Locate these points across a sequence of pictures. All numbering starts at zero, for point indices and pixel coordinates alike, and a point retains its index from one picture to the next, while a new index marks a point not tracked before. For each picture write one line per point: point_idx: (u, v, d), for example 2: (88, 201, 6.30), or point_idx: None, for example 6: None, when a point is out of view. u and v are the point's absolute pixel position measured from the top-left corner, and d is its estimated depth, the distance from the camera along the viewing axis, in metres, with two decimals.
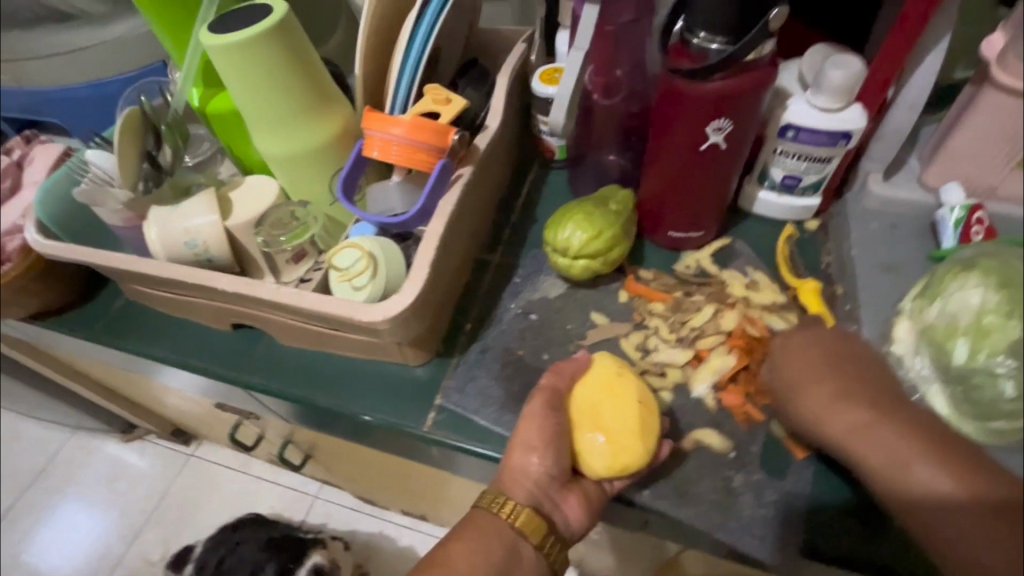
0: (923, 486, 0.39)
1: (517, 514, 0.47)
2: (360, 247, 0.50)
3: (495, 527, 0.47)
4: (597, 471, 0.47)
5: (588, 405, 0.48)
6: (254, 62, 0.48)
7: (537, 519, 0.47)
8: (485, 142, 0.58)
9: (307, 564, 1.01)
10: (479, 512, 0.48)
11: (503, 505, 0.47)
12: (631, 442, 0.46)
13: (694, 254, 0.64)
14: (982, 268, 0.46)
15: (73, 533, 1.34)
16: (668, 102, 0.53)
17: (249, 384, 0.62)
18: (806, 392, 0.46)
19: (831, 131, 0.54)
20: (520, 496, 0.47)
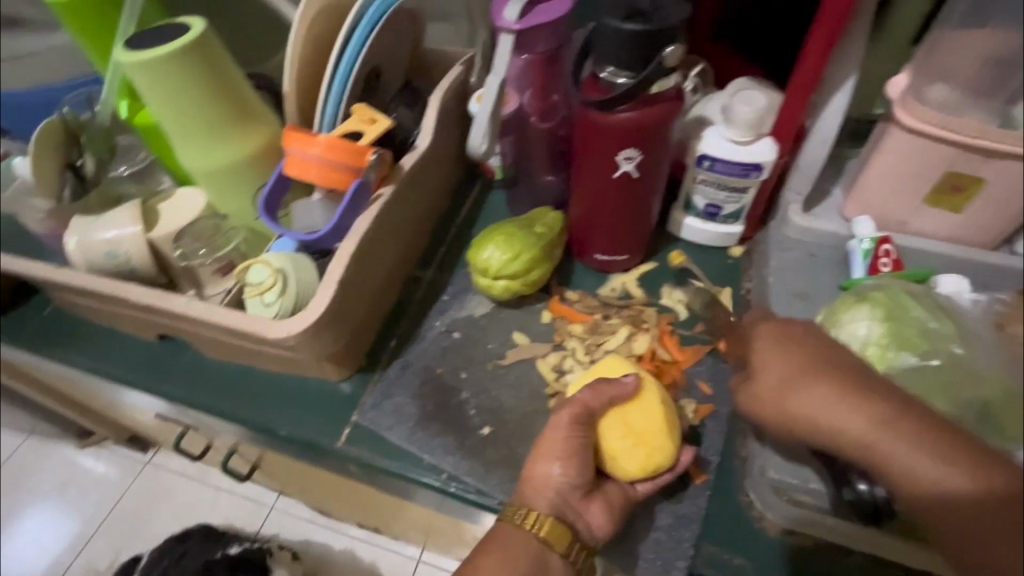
0: (937, 491, 0.36)
1: (544, 527, 0.45)
2: (270, 263, 0.51)
3: (520, 541, 0.45)
4: (630, 473, 0.47)
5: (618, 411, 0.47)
6: (168, 79, 0.49)
7: (562, 527, 0.45)
8: (412, 161, 0.59)
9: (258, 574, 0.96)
10: (506, 523, 0.46)
11: (530, 517, 0.45)
12: (663, 441, 0.46)
13: (620, 277, 0.65)
14: (872, 301, 0.48)
15: (21, 540, 1.31)
16: (582, 130, 0.54)
17: (170, 396, 0.62)
18: (804, 395, 0.43)
19: (742, 163, 0.56)
20: (544, 506, 0.45)
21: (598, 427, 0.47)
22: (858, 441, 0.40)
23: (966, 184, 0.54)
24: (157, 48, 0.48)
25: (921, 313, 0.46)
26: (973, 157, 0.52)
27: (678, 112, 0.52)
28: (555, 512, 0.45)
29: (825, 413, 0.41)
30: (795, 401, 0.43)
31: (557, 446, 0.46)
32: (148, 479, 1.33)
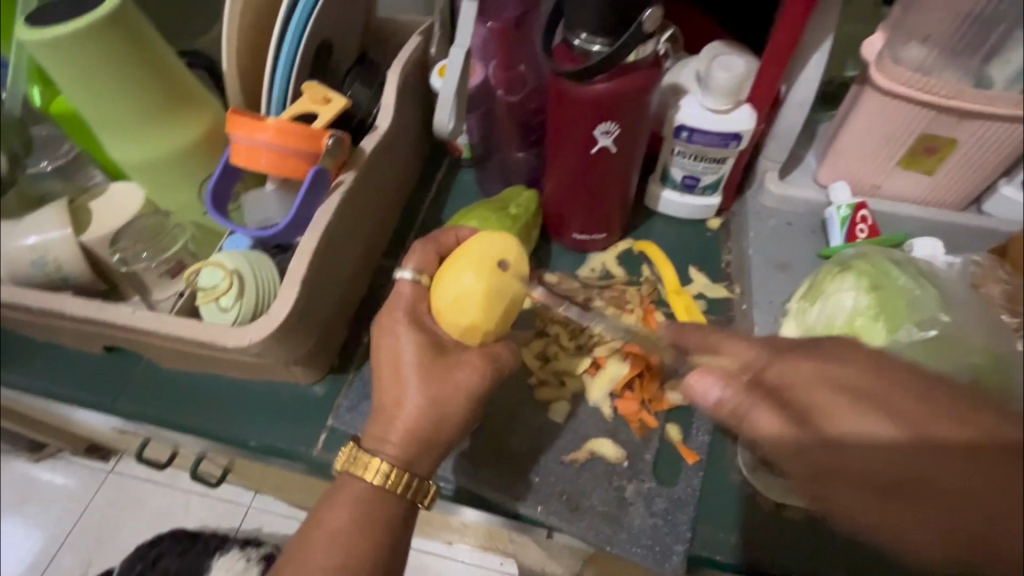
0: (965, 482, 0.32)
1: (406, 484, 0.43)
2: (226, 264, 0.46)
3: (358, 492, 0.43)
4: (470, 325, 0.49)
5: (470, 328, 0.44)
6: (85, 59, 0.43)
7: (405, 475, 0.43)
8: (373, 144, 0.54)
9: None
10: (351, 476, 0.43)
11: (384, 472, 0.42)
12: None
13: (600, 256, 0.63)
14: (856, 271, 0.48)
15: None
16: (555, 103, 0.51)
17: (123, 413, 0.57)
18: (833, 410, 0.35)
19: (722, 132, 0.54)
20: (404, 459, 0.43)
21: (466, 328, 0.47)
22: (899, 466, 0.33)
23: (939, 146, 0.54)
24: (66, 23, 0.42)
25: (906, 280, 0.46)
26: (947, 118, 0.51)
27: (656, 81, 0.49)
28: (413, 468, 0.43)
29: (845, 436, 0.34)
30: (830, 420, 0.35)
31: (424, 416, 0.43)
32: (113, 488, 1.23)
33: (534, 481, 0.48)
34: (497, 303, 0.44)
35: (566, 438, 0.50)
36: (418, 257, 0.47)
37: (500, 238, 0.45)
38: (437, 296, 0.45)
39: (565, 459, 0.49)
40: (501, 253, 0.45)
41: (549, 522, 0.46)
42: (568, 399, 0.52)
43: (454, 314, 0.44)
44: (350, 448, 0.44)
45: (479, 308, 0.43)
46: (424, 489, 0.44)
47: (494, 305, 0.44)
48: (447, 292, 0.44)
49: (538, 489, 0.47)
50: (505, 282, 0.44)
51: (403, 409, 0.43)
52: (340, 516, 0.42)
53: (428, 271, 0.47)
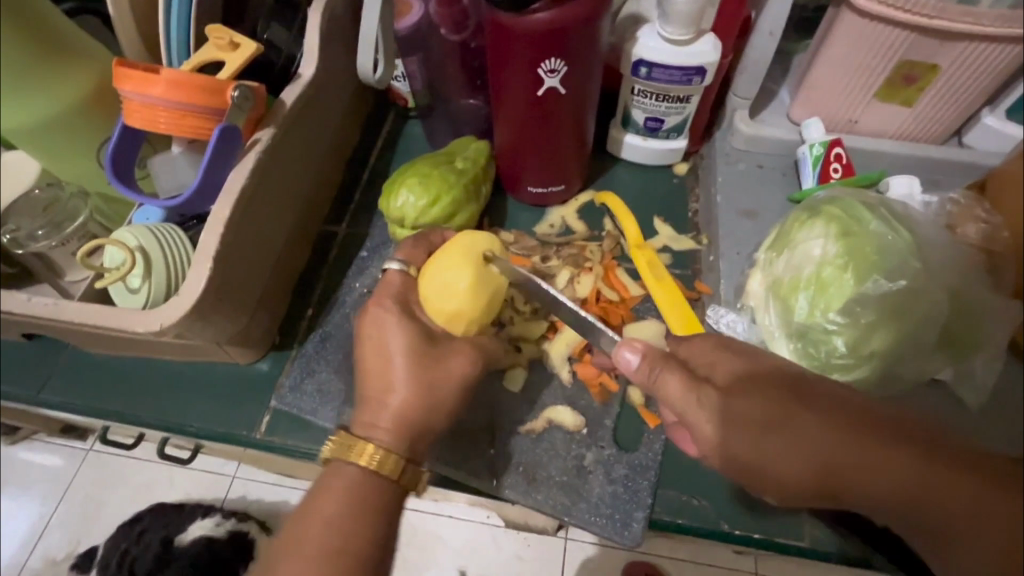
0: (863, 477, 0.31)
1: (402, 470, 0.39)
2: (128, 242, 0.41)
3: (348, 480, 0.38)
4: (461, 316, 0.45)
5: (456, 314, 0.42)
6: None
7: (395, 457, 0.38)
8: (295, 94, 0.48)
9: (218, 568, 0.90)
10: (339, 462, 0.39)
11: (380, 458, 0.38)
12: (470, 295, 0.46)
13: (559, 210, 0.59)
14: (826, 216, 0.45)
15: None
16: (494, 40, 0.45)
17: (51, 403, 0.53)
18: (741, 403, 0.33)
19: (684, 67, 0.49)
20: (396, 444, 0.39)
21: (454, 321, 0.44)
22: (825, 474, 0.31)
23: (920, 74, 0.48)
24: None
25: (876, 224, 0.43)
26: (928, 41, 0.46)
27: (605, 9, 0.44)
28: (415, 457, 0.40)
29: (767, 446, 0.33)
30: (742, 420, 0.33)
31: (383, 389, 0.40)
32: (95, 467, 0.97)
33: (490, 454, 0.46)
34: (489, 300, 0.43)
35: (522, 407, 0.47)
36: (406, 250, 0.46)
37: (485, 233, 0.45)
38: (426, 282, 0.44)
39: (523, 430, 0.46)
40: (489, 247, 0.44)
41: (506, 495, 0.44)
42: (524, 366, 0.49)
43: (443, 301, 0.42)
44: (342, 433, 0.39)
45: (470, 296, 0.42)
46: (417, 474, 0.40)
47: (487, 297, 0.43)
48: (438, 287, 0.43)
49: (495, 462, 0.45)
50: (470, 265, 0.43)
51: (390, 393, 0.40)
52: (333, 504, 0.38)
53: (416, 262, 0.46)
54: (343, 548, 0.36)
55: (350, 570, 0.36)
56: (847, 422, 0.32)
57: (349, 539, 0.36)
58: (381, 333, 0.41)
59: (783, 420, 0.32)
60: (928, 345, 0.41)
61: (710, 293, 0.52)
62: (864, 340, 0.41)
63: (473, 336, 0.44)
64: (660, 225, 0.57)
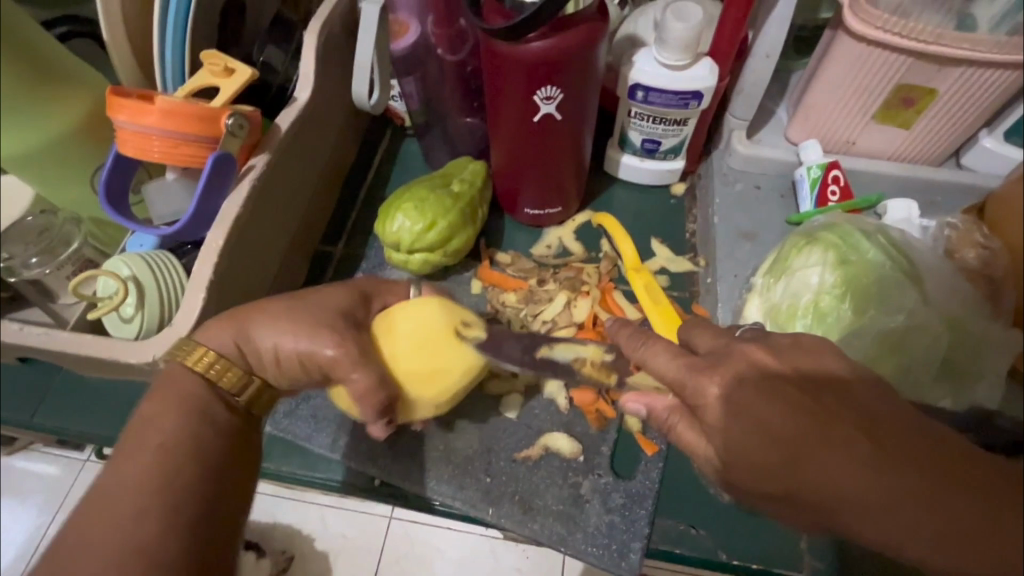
0: (883, 505, 0.27)
1: (241, 381, 0.39)
2: (120, 271, 0.41)
3: (181, 380, 0.38)
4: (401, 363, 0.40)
5: (394, 326, 0.41)
6: None
7: (235, 368, 0.39)
8: (290, 118, 0.48)
9: None
10: (173, 371, 0.38)
11: (213, 362, 0.38)
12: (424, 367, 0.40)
13: (556, 231, 0.58)
14: (823, 243, 0.45)
15: None
16: (490, 67, 0.45)
17: (44, 428, 0.53)
18: (754, 417, 0.30)
19: (680, 91, 0.49)
20: (231, 353, 0.39)
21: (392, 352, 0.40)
22: (869, 503, 0.28)
23: (917, 97, 0.49)
24: None
25: (873, 252, 0.43)
26: (925, 65, 0.45)
27: (600, 36, 0.44)
28: (261, 373, 0.40)
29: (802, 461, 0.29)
30: (750, 438, 0.31)
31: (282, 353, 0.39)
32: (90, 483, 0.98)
33: (485, 482, 0.45)
34: (426, 352, 0.40)
35: (519, 434, 0.47)
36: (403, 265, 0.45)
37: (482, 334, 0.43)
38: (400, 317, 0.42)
39: (519, 457, 0.46)
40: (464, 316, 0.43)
41: (501, 524, 0.44)
42: (521, 391, 0.48)
43: (404, 311, 0.42)
44: (177, 342, 0.39)
45: (421, 323, 0.41)
46: (250, 386, 0.40)
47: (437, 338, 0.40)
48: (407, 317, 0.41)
49: (490, 491, 0.45)
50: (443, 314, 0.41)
51: (253, 317, 0.39)
52: (159, 410, 0.37)
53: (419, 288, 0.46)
54: (174, 448, 0.35)
55: (185, 462, 0.35)
56: (876, 449, 0.28)
57: (182, 433, 0.36)
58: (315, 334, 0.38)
59: (804, 440, 0.29)
60: None
61: (707, 315, 0.52)
62: None
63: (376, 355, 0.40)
64: (657, 248, 0.57)
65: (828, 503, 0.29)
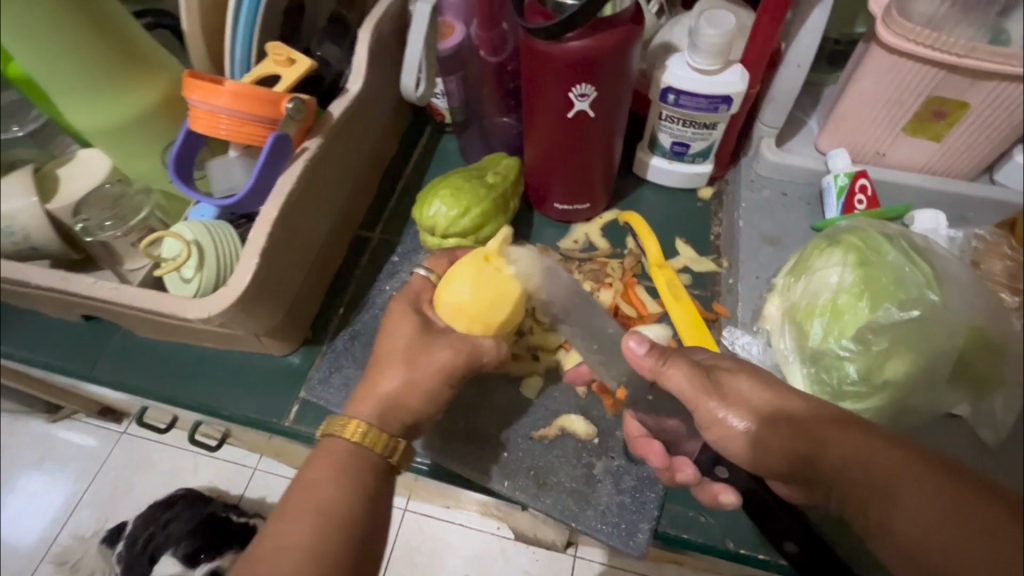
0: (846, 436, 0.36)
1: (388, 446, 0.41)
2: (184, 235, 0.45)
3: (338, 450, 0.40)
4: (477, 315, 0.43)
5: (459, 308, 0.44)
6: (39, 28, 0.42)
7: (382, 434, 0.41)
8: (341, 106, 0.51)
9: (205, 566, 0.93)
10: (330, 439, 0.41)
11: (365, 431, 0.41)
12: (491, 297, 0.43)
13: (583, 227, 0.61)
14: (845, 244, 0.46)
15: (26, 508, 1.21)
16: (530, 63, 0.48)
17: (102, 381, 0.57)
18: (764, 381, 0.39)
19: (710, 95, 0.51)
20: (374, 416, 0.42)
21: (464, 314, 0.43)
22: (844, 432, 0.36)
23: (949, 109, 0.50)
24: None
25: (896, 256, 0.44)
26: (959, 79, 0.47)
27: (636, 38, 0.46)
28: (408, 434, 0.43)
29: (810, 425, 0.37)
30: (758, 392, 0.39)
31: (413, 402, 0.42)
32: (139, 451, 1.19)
33: (502, 457, 0.47)
34: (494, 301, 0.43)
35: (536, 414, 0.49)
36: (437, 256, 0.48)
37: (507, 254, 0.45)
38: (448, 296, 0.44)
39: (536, 435, 0.48)
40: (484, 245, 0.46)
41: (516, 497, 0.46)
42: (542, 373, 0.50)
43: (452, 290, 0.44)
44: (330, 418, 0.42)
45: (465, 282, 0.43)
46: (394, 449, 0.41)
47: (487, 275, 0.43)
48: (456, 290, 0.44)
49: (507, 465, 0.47)
50: (471, 260, 0.44)
51: (377, 379, 0.42)
52: (317, 475, 0.39)
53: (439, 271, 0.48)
54: (333, 519, 0.37)
55: (339, 530, 0.37)
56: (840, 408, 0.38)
57: (338, 506, 0.38)
58: (432, 355, 0.42)
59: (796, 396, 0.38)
60: (943, 377, 0.41)
61: (727, 314, 0.53)
62: (878, 369, 0.41)
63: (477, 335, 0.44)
64: (682, 247, 0.58)
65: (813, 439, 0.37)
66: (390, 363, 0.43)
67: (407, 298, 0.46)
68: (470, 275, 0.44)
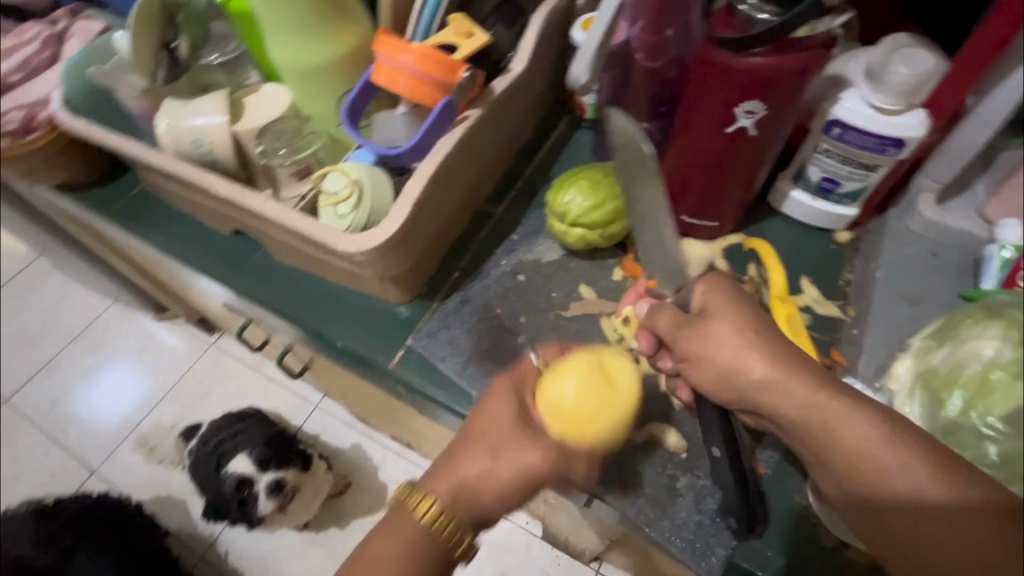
0: (912, 481, 0.36)
1: (455, 536, 0.42)
2: (349, 174, 0.50)
3: (407, 524, 0.42)
4: (578, 419, 0.43)
5: (560, 408, 0.43)
6: None
7: (451, 521, 0.42)
8: (504, 85, 0.54)
9: (270, 476, 1.03)
10: (401, 516, 0.43)
11: (436, 514, 0.42)
12: (598, 403, 0.43)
13: (704, 244, 0.60)
14: (1007, 320, 0.42)
15: (124, 391, 1.37)
16: (701, 73, 0.47)
17: (242, 291, 0.64)
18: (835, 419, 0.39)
19: (884, 135, 0.48)
20: (447, 499, 0.42)
21: (562, 416, 0.43)
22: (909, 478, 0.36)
23: None
24: None
25: None
26: None
27: (819, 64, 0.45)
28: (472, 528, 0.43)
29: (818, 417, 0.39)
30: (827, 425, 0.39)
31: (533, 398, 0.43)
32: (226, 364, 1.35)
33: None
34: (594, 416, 0.43)
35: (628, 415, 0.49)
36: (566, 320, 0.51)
37: (627, 360, 0.46)
38: (548, 392, 0.44)
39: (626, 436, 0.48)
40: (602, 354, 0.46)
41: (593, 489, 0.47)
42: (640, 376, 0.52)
43: (554, 386, 0.44)
44: (403, 487, 0.44)
45: (574, 383, 0.43)
46: (461, 539, 0.43)
47: (600, 384, 0.43)
48: (562, 389, 0.43)
49: None
50: (586, 366, 0.44)
51: (463, 465, 0.43)
52: (388, 549, 0.42)
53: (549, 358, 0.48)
54: None
55: None
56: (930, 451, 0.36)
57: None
58: (522, 453, 0.42)
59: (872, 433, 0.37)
60: None
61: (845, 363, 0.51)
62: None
63: (568, 439, 0.43)
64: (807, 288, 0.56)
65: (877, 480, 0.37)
66: (477, 445, 0.43)
67: (513, 381, 0.46)
68: (585, 377, 0.43)
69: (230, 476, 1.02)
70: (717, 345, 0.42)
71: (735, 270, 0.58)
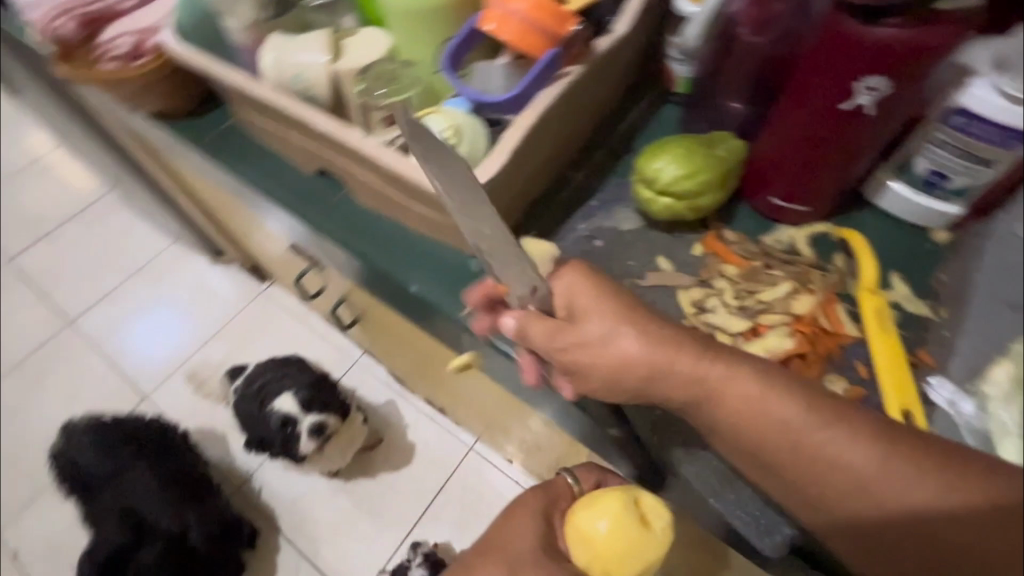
0: (909, 493, 0.39)
1: None
2: (450, 118, 0.51)
3: None
4: (605, 555, 0.48)
5: (588, 537, 0.50)
6: None
7: None
8: (607, 44, 0.53)
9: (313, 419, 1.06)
10: None
11: None
12: (627, 544, 0.47)
13: (790, 230, 0.58)
14: None
15: (180, 326, 1.44)
16: (825, 43, 0.46)
17: (324, 231, 0.66)
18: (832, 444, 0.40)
19: (1012, 126, 0.44)
20: None
21: (594, 544, 0.49)
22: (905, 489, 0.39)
23: None
24: None
25: None
26: None
27: (958, 41, 0.42)
28: None
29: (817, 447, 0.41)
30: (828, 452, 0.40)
31: (615, 355, 0.43)
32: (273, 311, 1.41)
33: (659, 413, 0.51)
34: (621, 555, 0.48)
35: None
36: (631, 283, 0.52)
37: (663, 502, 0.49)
38: (579, 522, 0.51)
39: None
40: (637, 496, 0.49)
41: (660, 450, 0.51)
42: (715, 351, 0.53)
43: (589, 518, 0.50)
44: None
45: (604, 519, 0.49)
46: None
47: (630, 534, 0.47)
48: (590, 522, 0.50)
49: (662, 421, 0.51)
50: (620, 508, 0.48)
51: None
52: None
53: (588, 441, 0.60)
54: None
55: None
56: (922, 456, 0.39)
57: None
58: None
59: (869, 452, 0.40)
60: None
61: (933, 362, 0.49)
62: None
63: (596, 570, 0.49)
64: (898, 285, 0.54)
65: (876, 493, 0.39)
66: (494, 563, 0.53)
67: (544, 497, 0.57)
68: (617, 524, 0.48)
69: (275, 413, 1.06)
70: (761, 356, 0.42)
71: (821, 258, 0.56)
